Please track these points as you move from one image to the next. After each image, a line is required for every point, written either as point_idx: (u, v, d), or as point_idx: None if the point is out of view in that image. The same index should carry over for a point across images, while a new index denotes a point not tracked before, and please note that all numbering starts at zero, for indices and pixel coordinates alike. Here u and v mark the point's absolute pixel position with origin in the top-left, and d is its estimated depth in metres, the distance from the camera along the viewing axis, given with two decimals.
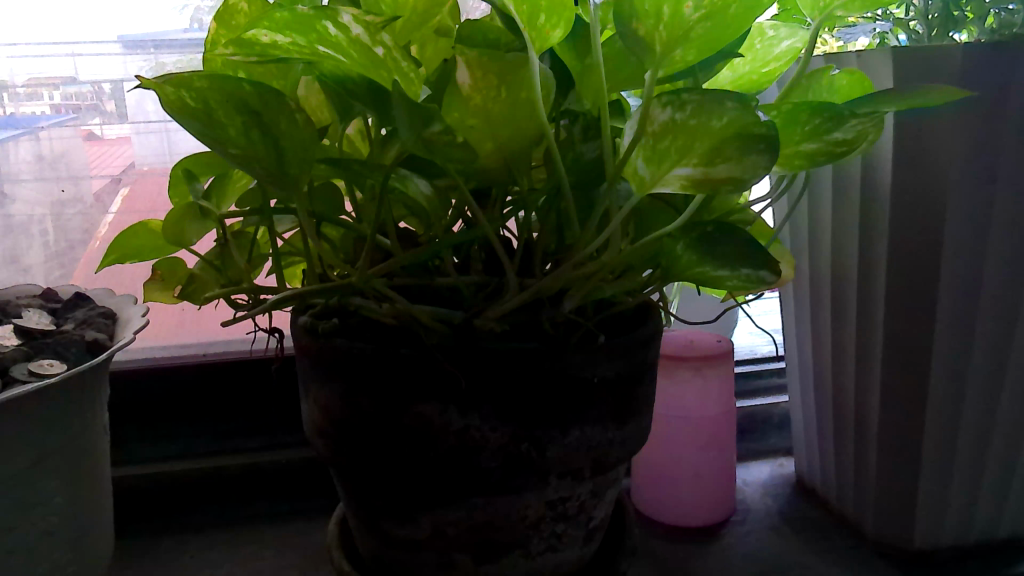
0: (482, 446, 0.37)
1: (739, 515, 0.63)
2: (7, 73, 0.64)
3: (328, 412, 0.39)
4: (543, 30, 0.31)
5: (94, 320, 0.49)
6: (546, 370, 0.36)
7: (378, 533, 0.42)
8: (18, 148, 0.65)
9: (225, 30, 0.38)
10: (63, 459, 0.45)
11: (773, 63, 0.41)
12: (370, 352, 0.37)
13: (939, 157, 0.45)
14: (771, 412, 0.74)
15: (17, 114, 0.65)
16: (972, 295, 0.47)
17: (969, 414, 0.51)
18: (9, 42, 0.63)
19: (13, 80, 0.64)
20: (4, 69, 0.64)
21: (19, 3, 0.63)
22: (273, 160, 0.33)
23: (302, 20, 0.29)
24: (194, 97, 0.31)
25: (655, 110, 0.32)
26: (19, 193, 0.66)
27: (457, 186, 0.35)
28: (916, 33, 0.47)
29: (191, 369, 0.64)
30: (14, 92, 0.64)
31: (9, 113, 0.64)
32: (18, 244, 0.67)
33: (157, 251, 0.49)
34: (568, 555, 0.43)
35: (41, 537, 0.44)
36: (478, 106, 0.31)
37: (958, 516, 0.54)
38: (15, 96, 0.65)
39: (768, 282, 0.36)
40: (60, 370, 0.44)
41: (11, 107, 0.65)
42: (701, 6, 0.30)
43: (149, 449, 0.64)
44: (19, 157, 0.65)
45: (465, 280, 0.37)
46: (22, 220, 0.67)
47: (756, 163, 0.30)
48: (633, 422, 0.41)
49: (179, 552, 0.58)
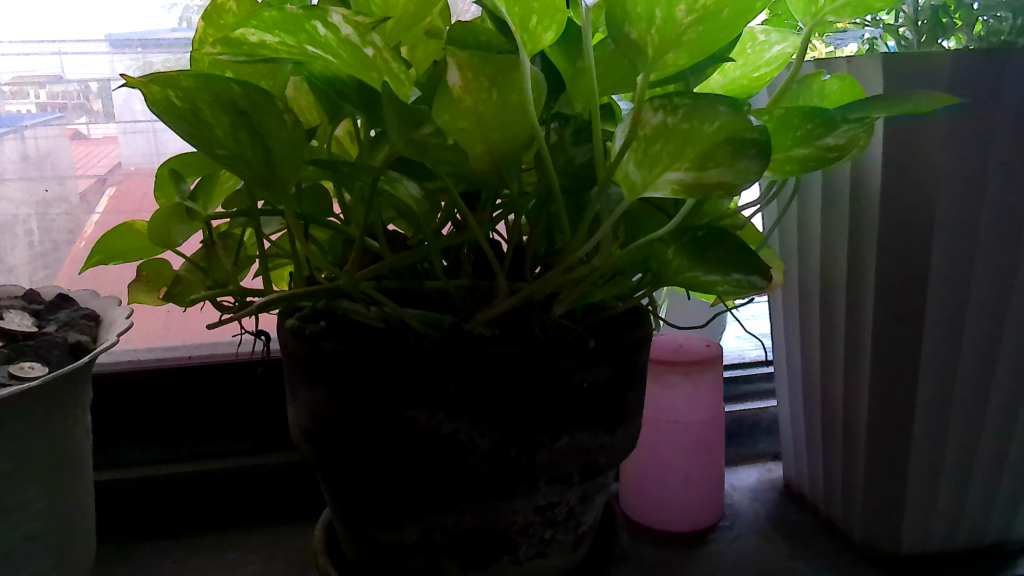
0: (471, 450, 0.37)
1: (727, 520, 0.63)
2: None
3: (315, 416, 0.39)
4: (535, 32, 0.31)
5: (77, 322, 0.49)
6: (535, 376, 0.36)
7: (364, 538, 0.42)
8: (2, 147, 0.65)
9: (213, 29, 0.38)
10: (44, 463, 0.44)
11: (764, 68, 0.42)
12: (358, 355, 0.36)
13: (928, 165, 0.45)
14: (759, 417, 0.75)
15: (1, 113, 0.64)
16: (960, 302, 0.48)
17: (958, 419, 0.51)
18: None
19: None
20: None
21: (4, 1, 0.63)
22: (261, 161, 0.33)
23: (291, 19, 0.29)
24: (179, 96, 0.30)
25: (647, 114, 0.31)
26: (5, 192, 0.65)
27: (447, 188, 0.35)
28: (904, 40, 0.47)
29: (177, 370, 0.63)
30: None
31: None
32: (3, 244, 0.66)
33: (142, 252, 0.48)
34: (557, 560, 0.43)
35: (20, 542, 0.44)
36: (469, 108, 0.30)
37: (945, 522, 0.55)
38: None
39: (758, 286, 0.36)
40: (41, 373, 0.43)
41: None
42: (693, 9, 0.30)
43: (132, 452, 0.63)
44: (4, 155, 0.65)
45: (455, 284, 0.36)
46: (6, 220, 0.66)
47: (747, 168, 0.30)
48: (623, 428, 0.41)
49: (163, 556, 0.58)
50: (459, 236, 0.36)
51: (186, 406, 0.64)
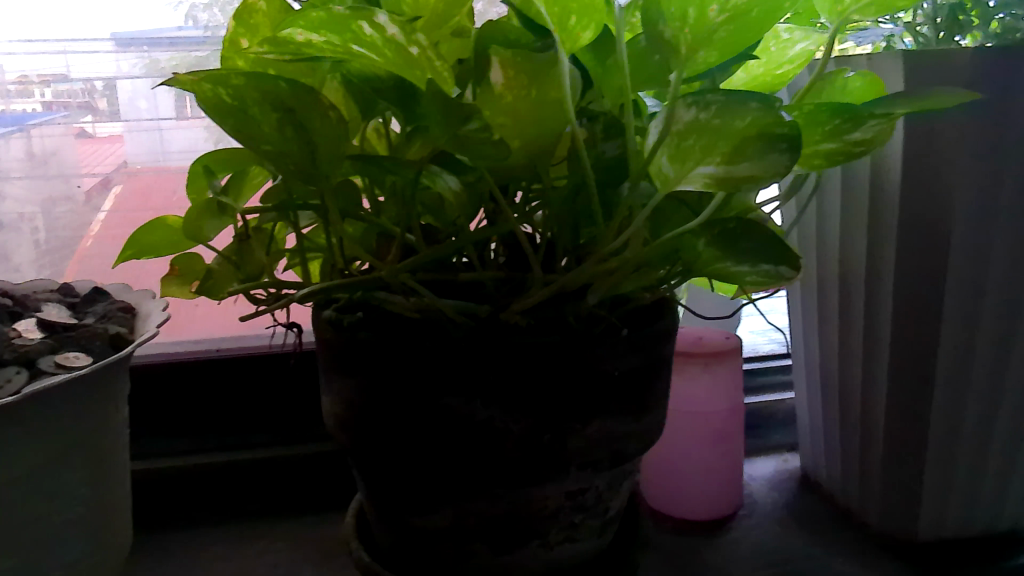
0: (504, 436, 0.38)
1: (745, 509, 0.64)
2: None
3: (350, 404, 0.40)
4: (574, 31, 0.32)
5: (114, 313, 0.50)
6: (568, 363, 0.37)
7: (397, 523, 0.43)
8: (9, 146, 0.66)
9: (242, 29, 0.39)
10: (82, 450, 0.46)
11: (787, 66, 0.42)
12: (395, 344, 0.37)
13: (947, 160, 0.46)
14: (775, 409, 0.76)
15: (7, 111, 0.65)
16: (976, 293, 0.49)
17: (974, 407, 0.52)
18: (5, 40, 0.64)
19: (4, 76, 0.65)
20: None
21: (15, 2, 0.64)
22: (305, 158, 0.34)
23: (337, 20, 0.30)
24: (229, 94, 0.32)
25: (680, 111, 0.32)
26: (9, 191, 0.66)
27: (484, 182, 0.35)
28: (922, 37, 0.48)
29: (202, 362, 0.64)
30: (4, 90, 0.65)
31: None
32: (7, 242, 0.67)
33: (172, 247, 0.50)
34: (585, 544, 0.44)
35: (62, 527, 0.45)
36: (509, 105, 0.31)
37: (961, 509, 0.56)
38: (5, 93, 0.65)
39: (785, 277, 0.37)
40: (84, 363, 0.45)
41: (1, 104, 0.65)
42: (724, 9, 0.31)
43: (160, 443, 0.64)
44: (10, 154, 0.66)
45: (490, 275, 0.37)
46: (12, 218, 0.67)
47: (776, 163, 0.30)
48: (651, 415, 0.42)
49: (193, 544, 0.59)
50: (491, 229, 0.37)
51: (212, 398, 0.65)
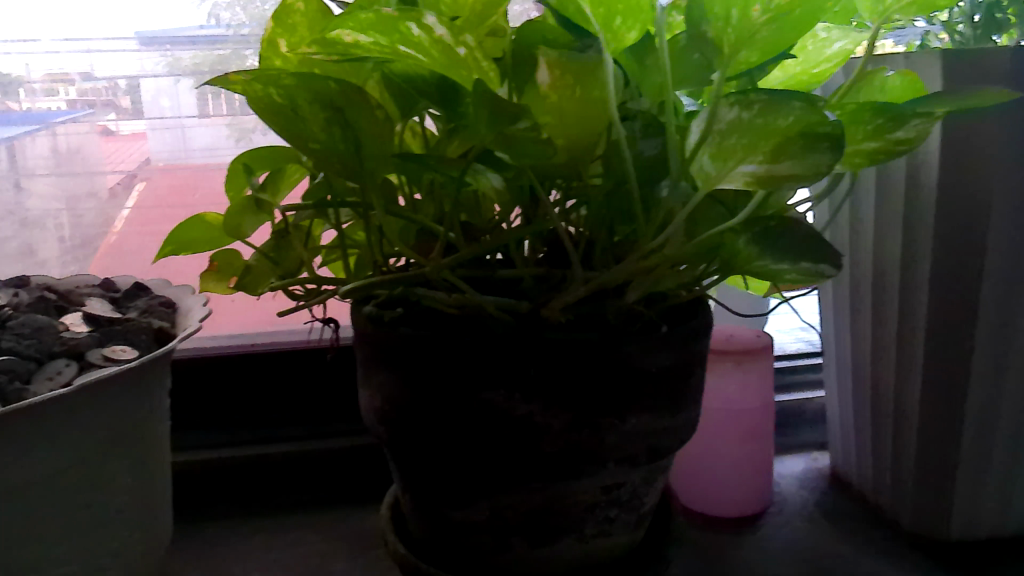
0: (543, 430, 0.39)
1: (775, 507, 0.64)
2: (24, 69, 0.66)
3: (389, 398, 0.41)
4: (619, 31, 0.34)
5: (156, 308, 0.51)
6: (608, 358, 0.38)
7: (435, 516, 0.44)
8: (35, 143, 0.67)
9: (281, 28, 0.39)
10: (127, 441, 0.47)
11: (825, 64, 0.42)
12: (437, 339, 0.38)
13: (985, 158, 0.46)
14: (804, 408, 0.75)
15: (32, 110, 0.67)
16: (1011, 290, 0.49)
17: (1008, 405, 0.52)
18: (30, 40, 0.66)
19: (30, 75, 0.66)
20: (21, 65, 0.66)
21: (42, 3, 0.65)
22: (351, 155, 0.35)
23: (386, 20, 0.31)
24: (278, 94, 0.33)
25: (722, 110, 0.32)
26: (35, 188, 0.68)
27: (527, 180, 0.36)
28: (960, 35, 0.48)
29: (236, 356, 0.65)
30: (31, 88, 0.67)
31: (25, 108, 0.67)
32: (35, 239, 0.68)
33: (212, 244, 0.51)
34: (621, 538, 0.45)
35: (109, 516, 0.46)
36: (554, 104, 0.32)
37: (995, 507, 0.56)
38: (31, 92, 0.67)
39: (825, 275, 0.38)
40: (132, 357, 0.46)
41: (27, 103, 0.67)
42: (769, 9, 0.31)
43: (195, 436, 0.66)
44: (36, 152, 0.67)
45: (530, 272, 0.38)
46: (39, 215, 0.68)
47: (819, 162, 0.31)
48: (686, 410, 0.42)
49: (230, 535, 0.60)
50: (531, 227, 0.37)
51: (247, 392, 0.66)
